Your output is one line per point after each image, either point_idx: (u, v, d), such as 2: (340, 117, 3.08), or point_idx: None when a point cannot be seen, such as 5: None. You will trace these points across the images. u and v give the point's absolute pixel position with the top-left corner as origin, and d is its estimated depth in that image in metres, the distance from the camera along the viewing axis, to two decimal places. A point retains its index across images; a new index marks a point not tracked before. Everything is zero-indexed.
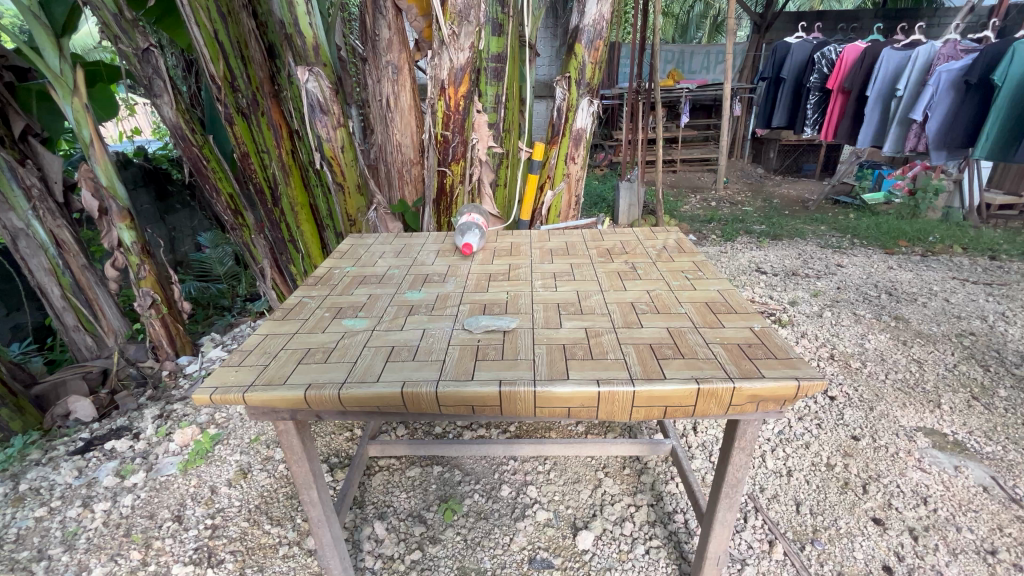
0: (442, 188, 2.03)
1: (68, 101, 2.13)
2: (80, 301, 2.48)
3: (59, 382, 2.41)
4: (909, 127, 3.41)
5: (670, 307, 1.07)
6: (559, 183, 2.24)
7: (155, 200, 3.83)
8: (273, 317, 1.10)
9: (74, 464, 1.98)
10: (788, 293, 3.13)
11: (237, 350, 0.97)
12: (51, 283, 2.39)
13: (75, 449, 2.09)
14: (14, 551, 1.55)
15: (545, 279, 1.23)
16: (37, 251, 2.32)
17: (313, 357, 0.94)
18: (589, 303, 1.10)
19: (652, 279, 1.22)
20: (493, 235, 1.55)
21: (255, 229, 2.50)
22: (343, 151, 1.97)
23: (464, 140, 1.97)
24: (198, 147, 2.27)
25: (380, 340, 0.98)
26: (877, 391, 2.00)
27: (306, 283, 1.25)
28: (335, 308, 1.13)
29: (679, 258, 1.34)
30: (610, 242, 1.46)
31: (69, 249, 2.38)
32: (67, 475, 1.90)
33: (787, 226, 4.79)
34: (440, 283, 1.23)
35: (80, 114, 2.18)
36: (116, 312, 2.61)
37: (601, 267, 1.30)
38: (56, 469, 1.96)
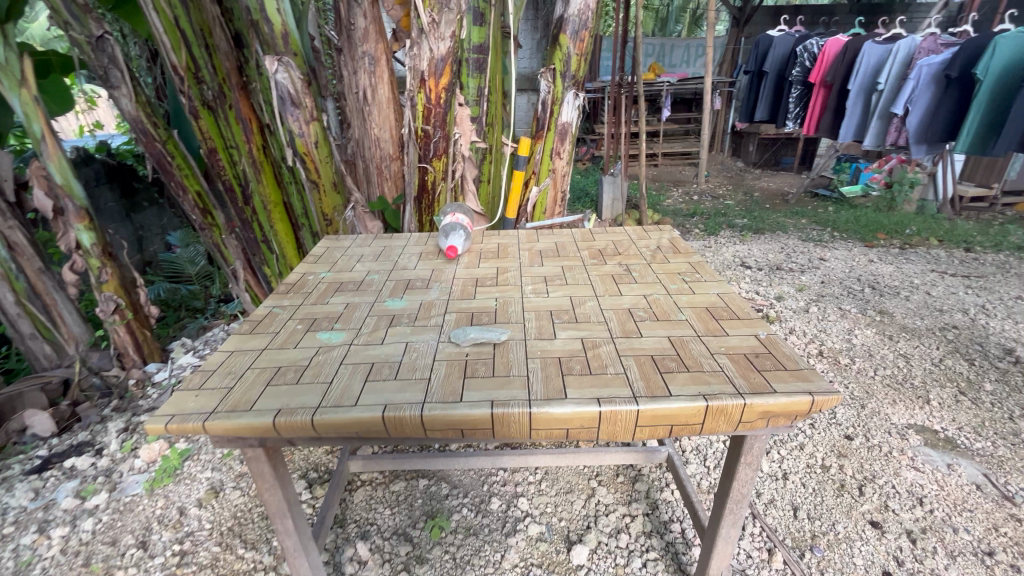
0: (423, 186, 1.95)
1: (15, 94, 1.97)
2: (36, 307, 2.31)
3: (16, 395, 2.24)
4: (890, 121, 3.43)
5: (670, 313, 1.01)
6: (544, 179, 2.17)
7: (120, 199, 3.64)
8: (240, 331, 1.00)
9: (30, 485, 1.84)
10: (773, 288, 3.13)
11: (198, 370, 0.87)
12: (3, 288, 2.23)
13: (32, 467, 1.95)
14: None
15: (535, 284, 1.16)
16: None
17: (283, 378, 0.85)
18: (584, 310, 1.03)
19: (648, 283, 1.15)
20: (478, 235, 1.47)
21: (225, 228, 2.37)
22: (317, 147, 1.84)
23: (446, 135, 1.88)
24: (162, 143, 2.13)
25: (359, 357, 0.90)
26: (867, 388, 1.99)
27: (277, 291, 1.16)
28: (309, 320, 1.04)
29: (675, 260, 1.28)
30: (602, 243, 1.40)
31: (22, 252, 2.25)
32: (22, 497, 1.77)
33: (769, 219, 4.81)
34: (424, 290, 1.14)
35: (29, 107, 2.02)
36: (76, 318, 2.47)
37: (594, 271, 1.23)
38: (10, 491, 1.82)
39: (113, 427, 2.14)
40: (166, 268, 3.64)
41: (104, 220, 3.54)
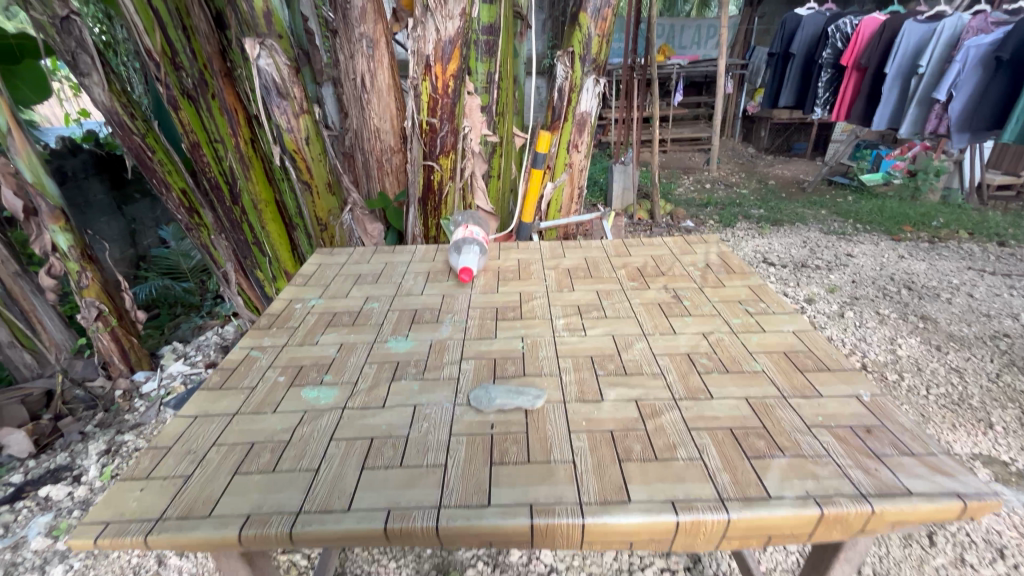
0: (429, 186, 1.71)
1: None
2: (15, 314, 2.25)
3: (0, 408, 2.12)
4: (931, 107, 3.19)
5: (741, 363, 0.81)
6: (560, 175, 1.95)
7: (110, 190, 3.43)
8: (208, 387, 0.80)
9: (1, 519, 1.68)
10: (802, 288, 2.90)
11: (149, 447, 0.68)
12: None
13: (8, 493, 1.79)
14: None
15: (566, 317, 0.96)
16: None
17: (256, 462, 0.65)
18: (633, 358, 0.83)
19: (705, 315, 0.96)
20: (494, 250, 1.27)
21: (214, 228, 2.14)
22: (308, 144, 1.59)
23: (455, 129, 1.65)
24: (141, 135, 1.91)
25: (353, 428, 0.70)
26: (923, 411, 1.80)
27: (259, 327, 0.97)
28: (294, 369, 0.84)
29: (730, 283, 1.08)
30: (639, 260, 1.20)
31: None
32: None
33: (787, 209, 4.54)
34: (433, 325, 0.95)
35: None
36: (59, 324, 2.37)
37: (637, 298, 1.02)
38: None
39: (94, 448, 1.98)
40: (159, 264, 3.45)
41: (93, 213, 3.34)
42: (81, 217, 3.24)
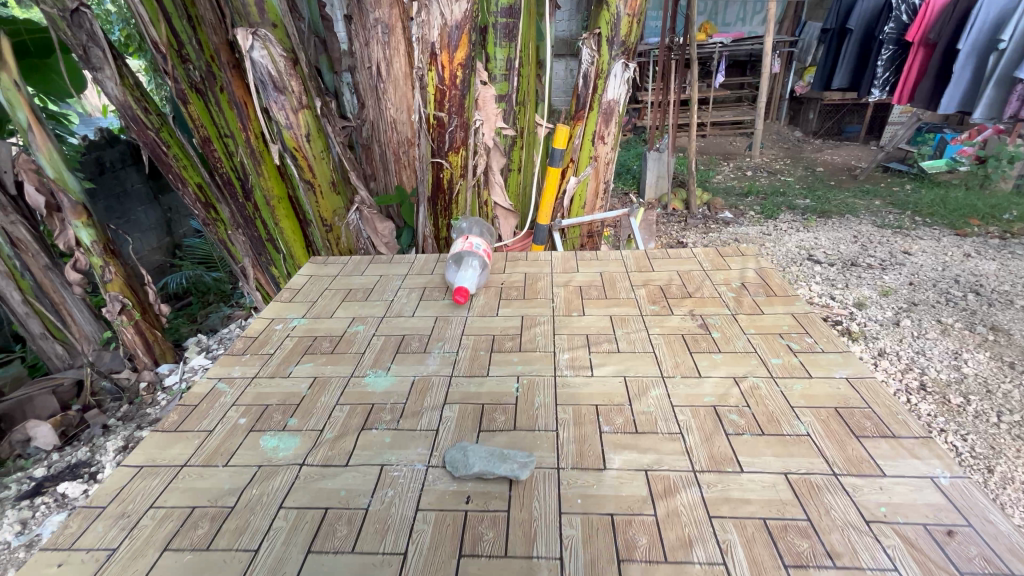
0: (438, 184, 1.56)
1: None
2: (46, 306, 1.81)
3: (27, 400, 1.76)
4: (1011, 88, 2.83)
5: (780, 423, 0.66)
6: (585, 169, 1.77)
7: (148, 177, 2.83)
8: (163, 427, 0.72)
9: (17, 516, 1.46)
10: (852, 290, 2.63)
11: (81, 507, 0.60)
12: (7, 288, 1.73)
13: (24, 488, 1.56)
14: None
15: (572, 352, 0.83)
16: None
17: (190, 536, 0.56)
18: (646, 410, 0.69)
19: (738, 352, 0.81)
20: (499, 263, 1.14)
21: (231, 224, 1.81)
22: (309, 141, 1.45)
23: (465, 123, 1.49)
24: (157, 131, 1.62)
25: (308, 495, 0.60)
26: (992, 443, 1.60)
27: (232, 353, 0.88)
28: (258, 409, 0.74)
29: (770, 310, 0.92)
30: (663, 277, 1.05)
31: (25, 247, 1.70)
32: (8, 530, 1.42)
33: (835, 199, 4.12)
34: (419, 357, 0.84)
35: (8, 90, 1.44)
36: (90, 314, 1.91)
37: (657, 328, 0.88)
38: None
39: (108, 443, 1.72)
40: (195, 253, 2.90)
41: (131, 203, 2.70)
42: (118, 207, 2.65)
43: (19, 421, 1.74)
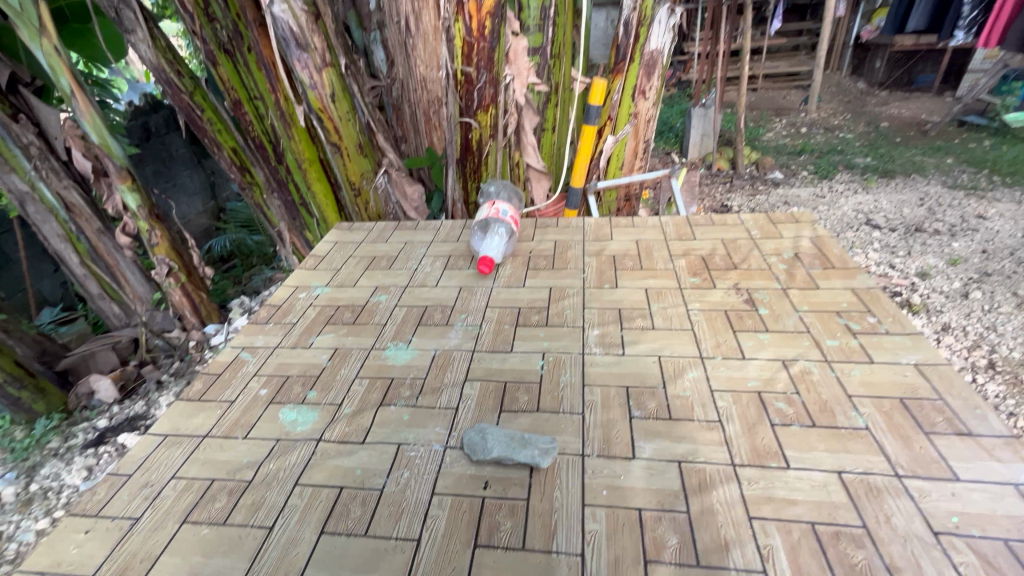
0: (467, 145, 1.49)
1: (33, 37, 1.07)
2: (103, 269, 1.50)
3: (86, 356, 1.54)
4: None
5: (834, 413, 0.59)
6: (623, 127, 1.64)
7: (193, 142, 2.82)
8: (188, 396, 0.72)
9: (85, 463, 1.35)
10: (914, 259, 2.41)
11: (108, 475, 0.61)
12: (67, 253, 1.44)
13: (87, 437, 1.42)
14: None
15: (602, 328, 0.77)
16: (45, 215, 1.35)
17: (208, 509, 0.56)
18: (682, 394, 0.64)
19: (787, 333, 0.73)
20: (528, 229, 1.08)
21: (267, 188, 1.62)
22: (335, 101, 1.38)
23: (495, 78, 1.40)
24: (190, 95, 1.49)
25: (323, 472, 0.58)
26: None
27: (256, 322, 0.87)
28: (279, 380, 0.73)
29: (826, 284, 0.83)
30: (705, 246, 0.96)
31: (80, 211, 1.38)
32: (76, 476, 1.32)
33: (901, 157, 3.74)
34: (442, 331, 0.80)
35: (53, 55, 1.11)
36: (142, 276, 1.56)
37: (697, 303, 0.81)
38: (68, 464, 1.35)
39: (164, 396, 1.54)
40: (237, 215, 2.83)
41: (177, 168, 2.74)
42: (167, 173, 2.69)
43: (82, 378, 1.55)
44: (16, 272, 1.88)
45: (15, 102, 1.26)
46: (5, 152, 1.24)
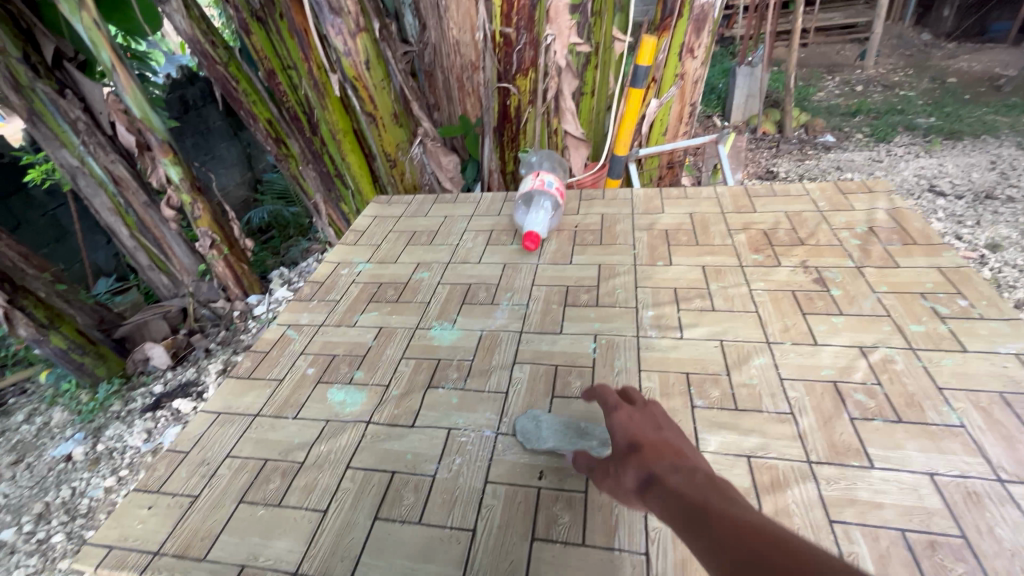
0: (504, 113, 1.43)
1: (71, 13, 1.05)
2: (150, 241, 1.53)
3: (139, 326, 1.58)
4: None
5: (923, 409, 0.54)
6: (668, 90, 1.53)
7: (228, 113, 2.83)
8: (238, 374, 0.72)
9: (144, 426, 1.39)
10: (985, 229, 2.21)
11: (167, 451, 0.62)
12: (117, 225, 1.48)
13: (145, 402, 1.47)
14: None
15: (657, 309, 0.72)
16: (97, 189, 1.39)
17: (263, 490, 0.56)
18: (748, 382, 0.59)
19: (867, 317, 0.66)
20: (573, 202, 1.03)
21: (302, 159, 1.59)
22: (370, 68, 1.33)
23: (535, 39, 1.31)
24: (225, 66, 1.45)
25: (374, 456, 0.57)
26: None
27: (300, 299, 0.86)
28: (326, 358, 0.73)
29: (907, 262, 0.75)
30: (767, 219, 0.89)
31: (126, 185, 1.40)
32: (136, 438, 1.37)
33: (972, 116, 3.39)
34: (487, 310, 0.77)
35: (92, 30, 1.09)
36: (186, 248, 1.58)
37: (761, 282, 0.75)
38: (129, 426, 1.40)
39: (213, 363, 1.56)
40: (274, 187, 2.85)
41: (215, 140, 2.77)
42: (206, 145, 2.71)
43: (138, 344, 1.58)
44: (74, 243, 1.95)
45: (60, 77, 1.25)
46: (55, 128, 1.26)
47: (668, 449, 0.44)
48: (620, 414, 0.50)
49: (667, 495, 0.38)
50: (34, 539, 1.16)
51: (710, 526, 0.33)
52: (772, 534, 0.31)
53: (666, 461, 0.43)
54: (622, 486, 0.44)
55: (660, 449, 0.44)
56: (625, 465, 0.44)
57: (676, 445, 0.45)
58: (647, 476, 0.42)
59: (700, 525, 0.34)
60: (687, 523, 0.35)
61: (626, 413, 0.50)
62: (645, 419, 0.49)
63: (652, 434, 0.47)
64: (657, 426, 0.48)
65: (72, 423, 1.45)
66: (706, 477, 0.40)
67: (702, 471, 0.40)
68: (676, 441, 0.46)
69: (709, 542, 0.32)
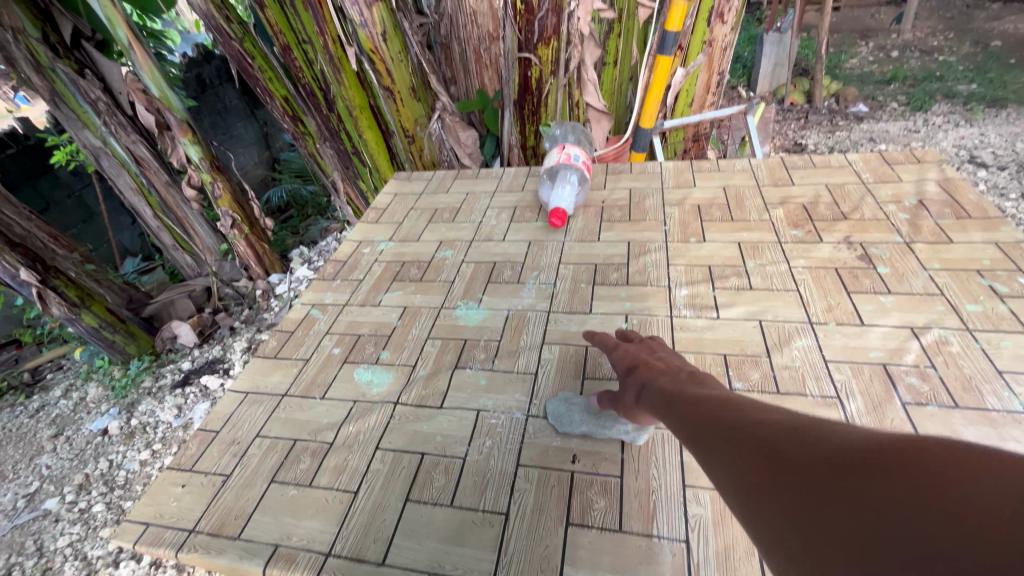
0: (525, 84, 1.38)
1: None
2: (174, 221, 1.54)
3: (166, 304, 1.61)
4: None
5: (982, 394, 0.51)
6: (695, 58, 1.44)
7: (244, 91, 2.81)
8: (264, 354, 0.72)
9: (175, 401, 1.42)
10: None
11: (198, 430, 0.62)
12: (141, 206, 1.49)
13: (174, 378, 1.50)
14: (93, 545, 1.11)
15: (691, 288, 0.69)
16: (120, 169, 1.39)
17: (294, 469, 0.56)
18: (790, 364, 0.57)
19: (919, 296, 0.62)
20: (599, 177, 0.99)
21: (320, 137, 1.51)
22: (387, 40, 1.29)
23: (557, 4, 1.25)
24: (241, 41, 1.33)
25: (403, 437, 0.57)
26: None
27: (323, 278, 0.85)
28: (352, 337, 0.72)
29: (961, 237, 0.71)
30: (806, 193, 0.84)
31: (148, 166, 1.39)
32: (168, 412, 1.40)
33: None
34: (514, 289, 0.75)
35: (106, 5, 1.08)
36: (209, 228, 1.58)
37: (802, 259, 0.71)
38: (161, 402, 1.43)
39: (238, 340, 1.59)
40: (292, 165, 2.85)
41: (232, 119, 2.75)
42: (223, 125, 2.70)
43: (166, 323, 1.61)
44: (101, 224, 1.97)
45: (78, 57, 1.22)
46: (77, 108, 1.26)
47: (658, 362, 0.49)
48: (617, 345, 0.54)
49: (655, 396, 0.44)
50: (76, 509, 1.20)
51: (683, 408, 0.40)
52: (729, 400, 0.37)
53: (656, 371, 0.47)
54: (624, 403, 0.49)
55: (652, 363, 0.49)
56: (624, 385, 0.49)
57: (669, 360, 0.50)
58: (640, 386, 0.47)
59: (673, 407, 0.41)
60: (667, 410, 0.41)
61: (623, 344, 0.54)
62: (641, 347, 0.53)
63: (647, 354, 0.51)
64: (651, 350, 0.52)
65: (107, 398, 1.49)
66: (688, 376, 0.45)
67: (687, 372, 0.46)
68: (667, 355, 0.51)
69: (678, 418, 0.39)
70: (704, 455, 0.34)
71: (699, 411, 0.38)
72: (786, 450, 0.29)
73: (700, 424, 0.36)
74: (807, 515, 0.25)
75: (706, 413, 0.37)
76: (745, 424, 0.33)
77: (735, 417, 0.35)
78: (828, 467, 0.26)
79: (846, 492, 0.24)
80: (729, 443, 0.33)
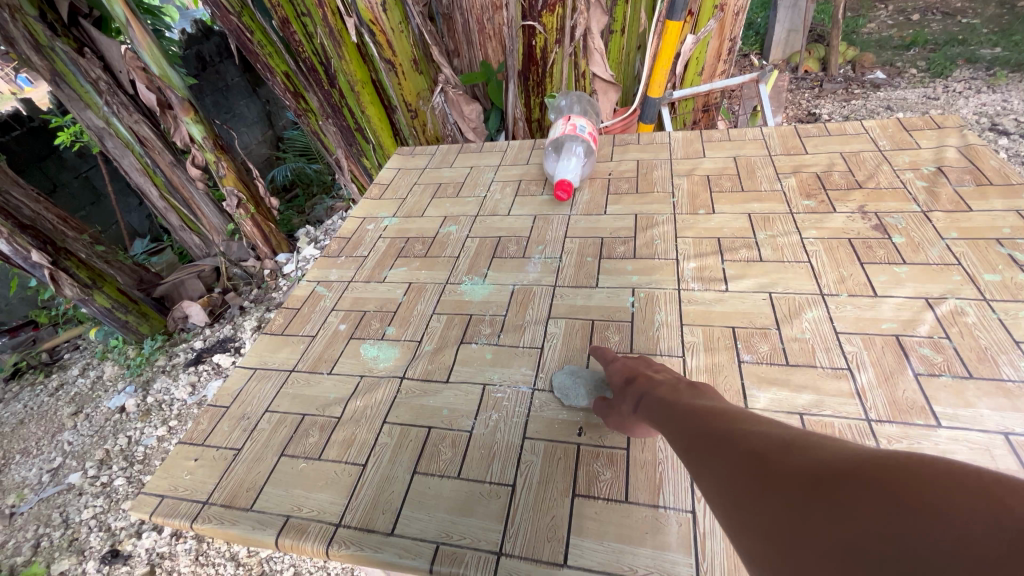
0: (530, 55, 1.34)
1: None
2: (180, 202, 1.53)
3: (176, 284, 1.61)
4: None
5: (998, 365, 0.50)
6: (706, 23, 1.37)
7: (245, 68, 2.77)
8: (272, 330, 0.72)
9: (188, 379, 1.45)
10: None
11: (209, 406, 0.63)
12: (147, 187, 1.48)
13: (187, 357, 1.52)
14: (116, 517, 1.15)
15: (700, 260, 0.68)
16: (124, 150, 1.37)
17: (303, 443, 0.56)
18: (800, 337, 0.56)
19: (936, 267, 0.60)
20: (606, 148, 0.97)
21: (323, 114, 1.48)
22: (386, 11, 1.25)
23: None
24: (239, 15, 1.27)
25: (410, 412, 0.57)
26: None
27: (328, 255, 0.85)
28: (357, 314, 0.72)
29: (982, 205, 0.68)
30: (820, 161, 0.82)
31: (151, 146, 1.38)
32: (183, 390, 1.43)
33: None
34: (518, 264, 0.74)
35: None
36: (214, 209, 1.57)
37: (813, 230, 0.69)
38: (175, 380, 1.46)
39: (248, 320, 1.60)
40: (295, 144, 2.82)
41: (234, 97, 2.72)
42: (224, 103, 2.68)
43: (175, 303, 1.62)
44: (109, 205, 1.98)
45: (77, 35, 1.20)
46: (78, 88, 1.24)
47: (658, 374, 0.49)
48: (617, 358, 0.54)
49: (655, 406, 0.44)
50: (98, 482, 1.23)
51: (681, 419, 0.40)
52: (726, 413, 0.38)
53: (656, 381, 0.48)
54: (620, 412, 0.49)
55: (652, 374, 0.49)
56: (623, 391, 0.49)
57: (668, 372, 0.50)
58: (638, 396, 0.47)
59: (671, 418, 0.42)
60: (665, 421, 0.42)
61: (621, 357, 0.54)
62: (641, 360, 0.53)
63: (647, 366, 0.51)
64: (650, 364, 0.52)
65: (123, 377, 1.52)
66: (688, 388, 0.46)
67: (686, 383, 0.46)
68: (666, 368, 0.51)
69: (675, 428, 0.40)
70: (698, 464, 0.35)
71: (697, 423, 0.39)
72: (779, 463, 0.30)
73: (697, 434, 0.37)
74: (799, 522, 0.27)
75: (703, 424, 0.38)
76: (741, 438, 0.34)
77: (731, 431, 0.35)
78: (821, 480, 0.27)
79: (828, 506, 0.26)
80: (725, 454, 0.34)
